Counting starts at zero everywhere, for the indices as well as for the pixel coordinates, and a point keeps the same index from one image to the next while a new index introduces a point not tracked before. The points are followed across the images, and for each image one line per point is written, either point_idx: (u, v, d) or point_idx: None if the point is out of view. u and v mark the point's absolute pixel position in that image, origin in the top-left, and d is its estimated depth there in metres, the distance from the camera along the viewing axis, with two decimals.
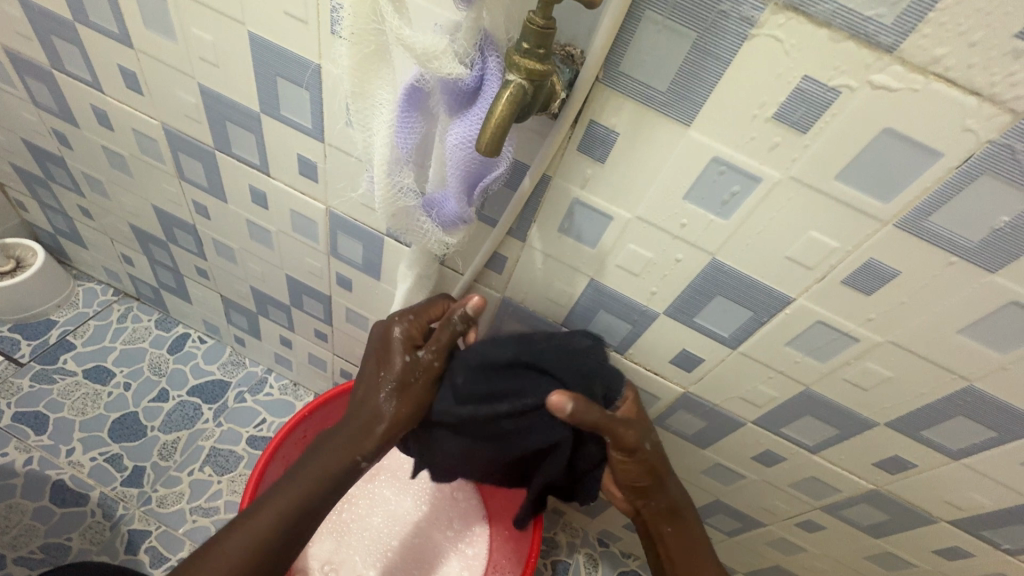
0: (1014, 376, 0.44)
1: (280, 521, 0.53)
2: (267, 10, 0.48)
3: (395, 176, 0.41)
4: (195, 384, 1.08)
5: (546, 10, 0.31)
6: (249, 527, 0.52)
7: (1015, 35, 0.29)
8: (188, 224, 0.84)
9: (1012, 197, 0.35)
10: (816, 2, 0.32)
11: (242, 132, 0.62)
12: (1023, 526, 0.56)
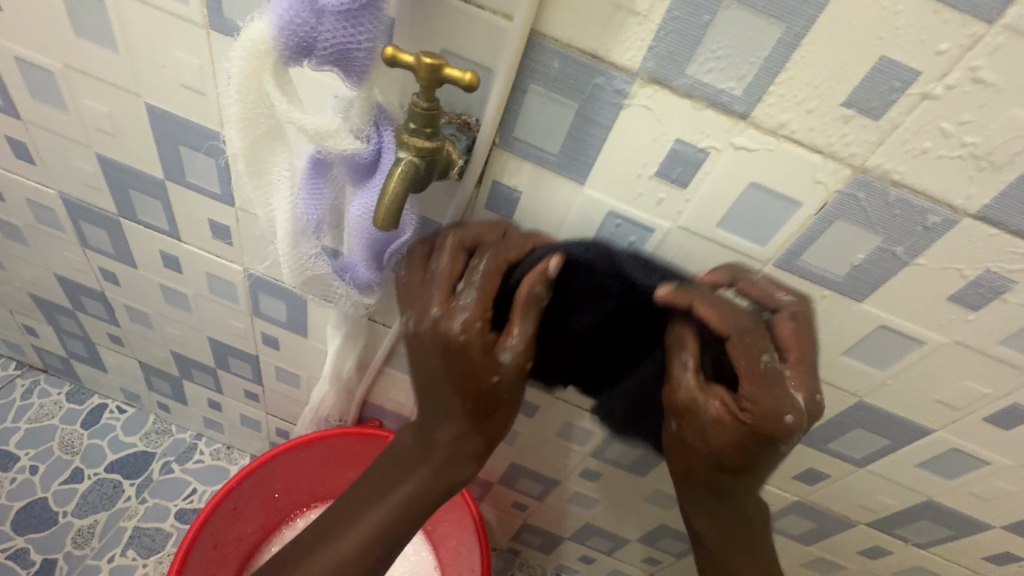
0: (895, 390, 0.49)
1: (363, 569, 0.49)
2: (163, 82, 0.47)
3: (301, 247, 0.42)
4: (114, 459, 1.00)
5: (429, 94, 0.32)
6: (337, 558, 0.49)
7: (842, 104, 0.33)
8: (97, 291, 0.79)
9: (866, 238, 0.39)
10: (677, 77, 0.35)
11: (147, 198, 0.60)
12: (927, 521, 0.61)
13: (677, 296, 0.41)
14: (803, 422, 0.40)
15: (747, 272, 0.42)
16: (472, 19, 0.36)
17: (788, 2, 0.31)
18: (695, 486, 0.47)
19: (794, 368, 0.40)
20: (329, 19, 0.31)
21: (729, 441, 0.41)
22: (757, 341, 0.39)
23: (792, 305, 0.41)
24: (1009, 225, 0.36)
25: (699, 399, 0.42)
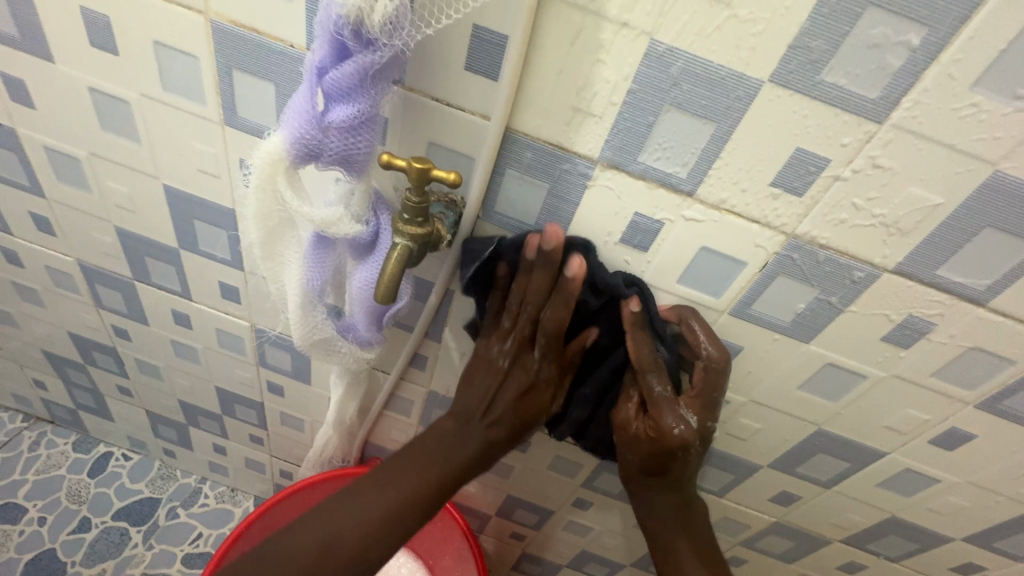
0: (848, 418, 0.54)
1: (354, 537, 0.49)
2: (180, 167, 0.53)
3: (309, 316, 0.47)
4: (121, 507, 1.02)
5: (420, 191, 0.38)
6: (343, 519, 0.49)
7: (770, 183, 0.39)
8: (107, 346, 0.83)
9: (804, 290, 0.45)
10: (631, 163, 0.41)
11: (161, 264, 0.65)
12: (893, 536, 0.66)
13: (629, 320, 0.46)
14: (693, 436, 0.50)
15: (690, 317, 0.47)
16: (454, 119, 0.42)
17: (717, 107, 0.37)
18: (632, 471, 0.55)
19: (694, 397, 0.49)
20: (335, 132, 0.36)
21: (647, 444, 0.51)
22: (659, 375, 0.48)
23: (710, 352, 0.47)
24: (923, 278, 0.42)
25: (626, 416, 0.52)
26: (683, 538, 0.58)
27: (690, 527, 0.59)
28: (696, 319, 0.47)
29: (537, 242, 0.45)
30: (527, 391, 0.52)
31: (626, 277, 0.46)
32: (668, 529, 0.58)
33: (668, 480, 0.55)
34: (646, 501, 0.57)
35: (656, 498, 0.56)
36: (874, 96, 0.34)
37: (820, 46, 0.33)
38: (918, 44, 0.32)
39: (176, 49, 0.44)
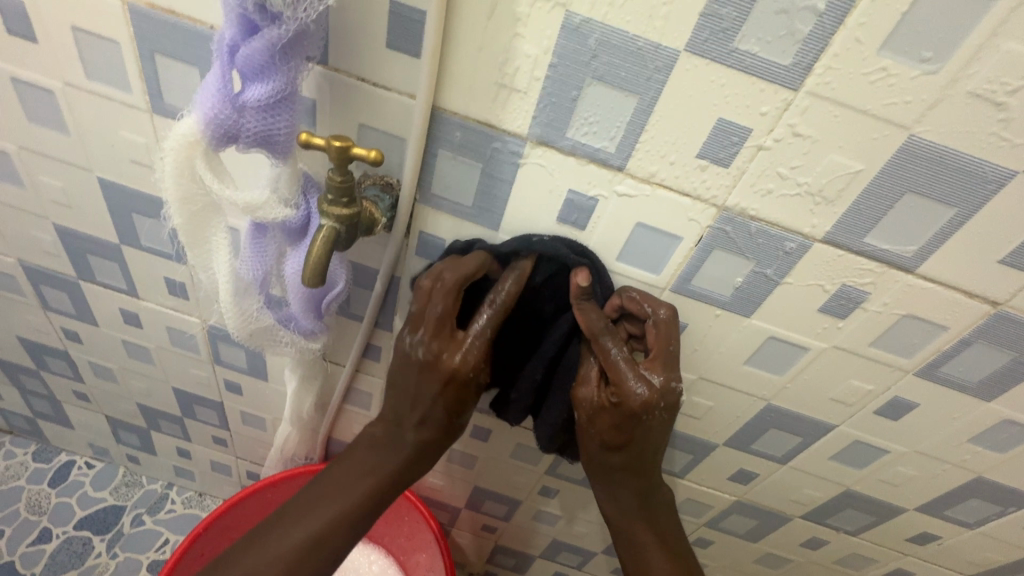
0: (795, 392, 0.54)
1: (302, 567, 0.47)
2: (113, 159, 0.52)
3: (243, 305, 0.46)
4: (84, 516, 1.00)
5: (342, 170, 0.38)
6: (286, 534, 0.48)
7: (696, 155, 0.40)
8: (60, 350, 0.81)
9: (740, 263, 0.45)
10: (559, 139, 0.41)
11: (105, 262, 0.63)
12: (851, 509, 0.66)
13: (577, 290, 0.46)
14: (657, 397, 0.46)
15: (627, 290, 0.47)
16: (381, 99, 0.41)
17: (638, 79, 0.37)
18: (594, 453, 0.52)
19: (653, 360, 0.47)
20: (251, 112, 0.36)
21: (610, 414, 0.48)
22: (612, 338, 0.46)
23: (657, 314, 0.46)
24: (852, 246, 0.42)
25: (585, 391, 0.49)
26: (643, 527, 0.56)
27: (650, 516, 0.57)
28: (630, 289, 0.47)
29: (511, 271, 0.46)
30: (446, 386, 0.47)
31: (577, 247, 0.46)
32: (630, 519, 0.56)
33: (633, 462, 0.52)
34: (609, 487, 0.54)
35: (619, 482, 0.54)
36: (787, 63, 0.34)
37: (730, 13, 0.33)
38: (825, 9, 0.32)
39: (95, 34, 0.43)
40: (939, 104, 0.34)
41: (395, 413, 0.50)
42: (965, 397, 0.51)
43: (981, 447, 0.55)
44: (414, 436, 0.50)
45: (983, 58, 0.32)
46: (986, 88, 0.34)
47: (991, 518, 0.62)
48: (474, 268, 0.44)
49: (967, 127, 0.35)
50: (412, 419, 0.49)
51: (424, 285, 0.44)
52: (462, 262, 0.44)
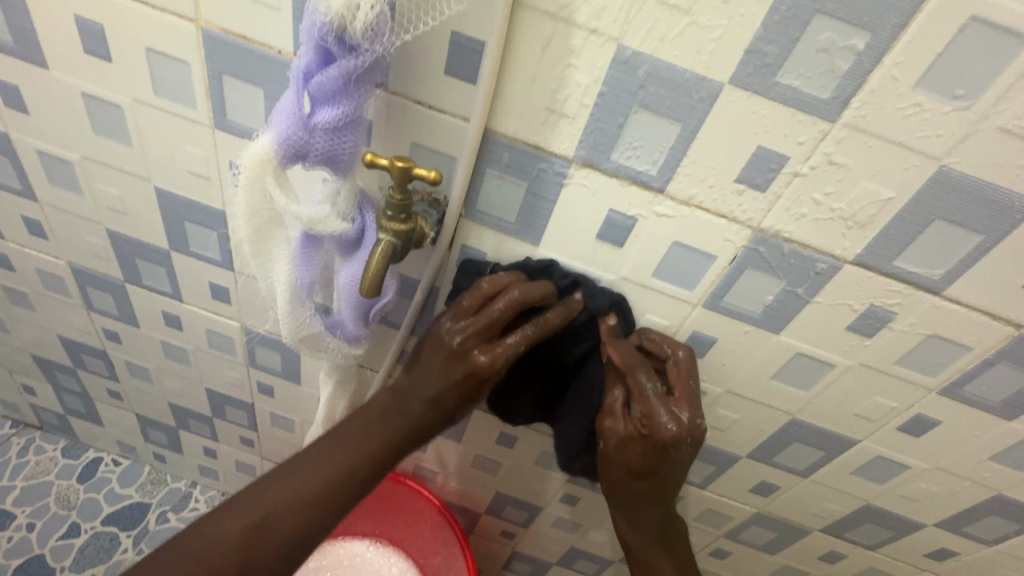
0: (820, 407, 0.56)
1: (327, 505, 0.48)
2: (172, 170, 0.55)
3: (297, 312, 0.48)
4: (111, 512, 1.03)
5: (402, 189, 0.41)
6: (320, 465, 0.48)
7: (735, 180, 0.42)
8: (99, 350, 0.84)
9: (772, 281, 0.47)
10: (603, 162, 0.43)
11: (153, 266, 0.66)
12: (870, 524, 0.68)
13: (607, 330, 0.50)
14: (685, 432, 0.48)
15: (647, 331, 0.52)
16: (436, 121, 0.44)
17: (682, 108, 0.39)
18: (618, 480, 0.53)
19: (679, 397, 0.49)
20: (320, 134, 0.38)
21: (640, 445, 0.50)
22: (646, 373, 0.49)
23: (676, 354, 0.50)
24: (881, 268, 0.44)
25: (613, 422, 0.51)
26: (660, 552, 0.59)
27: (667, 542, 0.59)
28: (648, 330, 0.52)
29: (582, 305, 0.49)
30: (468, 379, 0.47)
31: (611, 297, 0.50)
32: (649, 544, 0.58)
33: (656, 491, 0.53)
34: (628, 511, 0.56)
35: (635, 511, 0.56)
36: (826, 96, 0.37)
37: (774, 51, 0.36)
38: (863, 48, 0.35)
39: (168, 55, 0.46)
40: (969, 137, 0.36)
41: (410, 385, 0.50)
42: (987, 416, 0.52)
43: (1001, 465, 0.56)
44: (421, 410, 0.49)
45: (1012, 96, 0.35)
46: (1014, 124, 0.36)
47: (1010, 536, 0.63)
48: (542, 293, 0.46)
49: (994, 160, 0.37)
50: (424, 395, 0.49)
51: (484, 290, 0.46)
52: (529, 286, 0.46)
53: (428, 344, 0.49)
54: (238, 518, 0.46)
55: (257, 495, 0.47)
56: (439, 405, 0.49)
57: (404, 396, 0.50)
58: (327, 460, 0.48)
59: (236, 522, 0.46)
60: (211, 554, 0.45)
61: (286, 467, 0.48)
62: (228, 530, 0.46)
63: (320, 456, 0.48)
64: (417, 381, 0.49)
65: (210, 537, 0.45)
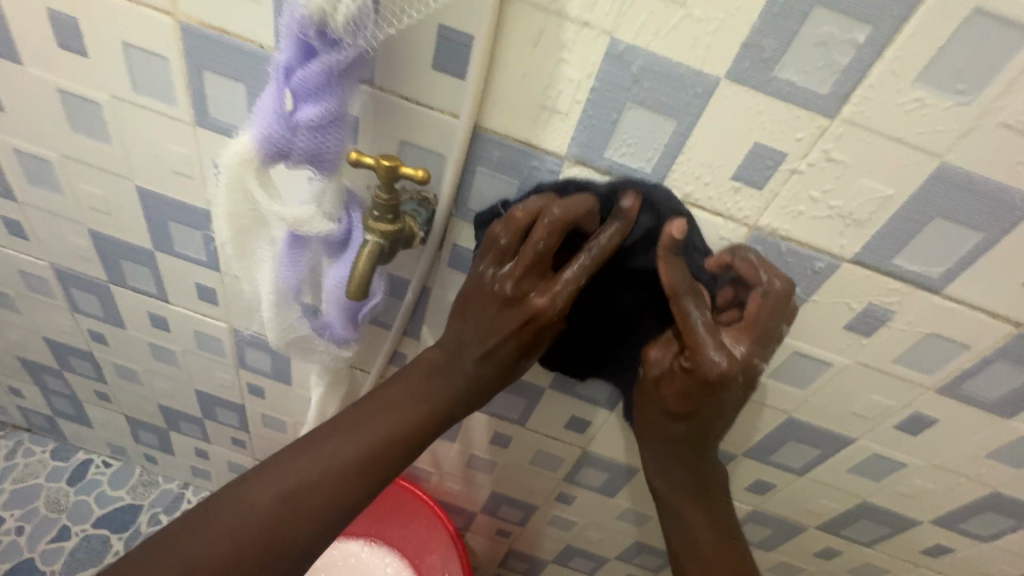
0: (816, 406, 0.55)
1: (372, 469, 0.46)
2: (153, 168, 0.53)
3: (283, 315, 0.47)
4: (102, 514, 1.01)
5: (389, 188, 0.39)
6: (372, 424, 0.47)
7: (731, 177, 0.41)
8: (85, 351, 0.83)
9: None
10: (596, 159, 0.42)
11: (137, 267, 0.65)
12: (866, 520, 0.67)
13: (668, 242, 0.42)
14: (736, 370, 0.42)
15: (742, 250, 0.43)
16: (424, 117, 0.42)
17: (677, 103, 0.38)
18: (656, 419, 0.50)
19: (741, 331, 0.43)
20: (303, 131, 0.37)
21: (687, 386, 0.45)
22: (697, 300, 0.43)
23: (770, 284, 0.42)
24: (880, 267, 0.43)
25: (657, 354, 0.49)
26: (699, 508, 0.56)
27: (704, 498, 0.56)
28: (747, 250, 0.43)
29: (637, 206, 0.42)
30: (524, 326, 0.45)
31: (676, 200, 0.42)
32: (679, 494, 0.55)
33: (696, 436, 0.50)
34: (660, 456, 0.53)
35: (670, 460, 0.53)
36: (825, 92, 0.36)
37: (771, 44, 0.35)
38: (863, 42, 0.34)
39: (145, 50, 0.44)
40: (970, 133, 0.36)
41: (459, 339, 0.48)
42: (984, 413, 0.52)
43: (997, 462, 0.56)
44: (475, 368, 0.48)
45: (1016, 90, 0.34)
46: (1017, 120, 0.35)
47: (1005, 532, 0.62)
48: (581, 211, 0.41)
49: (996, 156, 0.36)
50: (484, 343, 0.46)
51: (520, 219, 0.42)
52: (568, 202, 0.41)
53: (473, 293, 0.46)
54: (261, 494, 0.43)
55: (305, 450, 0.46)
56: (499, 356, 0.47)
57: (455, 361, 0.48)
58: (379, 421, 0.47)
59: (258, 500, 0.43)
60: (227, 536, 0.42)
61: (318, 438, 0.46)
62: (255, 503, 0.43)
63: (346, 434, 0.46)
64: (463, 340, 0.47)
65: (227, 517, 0.43)
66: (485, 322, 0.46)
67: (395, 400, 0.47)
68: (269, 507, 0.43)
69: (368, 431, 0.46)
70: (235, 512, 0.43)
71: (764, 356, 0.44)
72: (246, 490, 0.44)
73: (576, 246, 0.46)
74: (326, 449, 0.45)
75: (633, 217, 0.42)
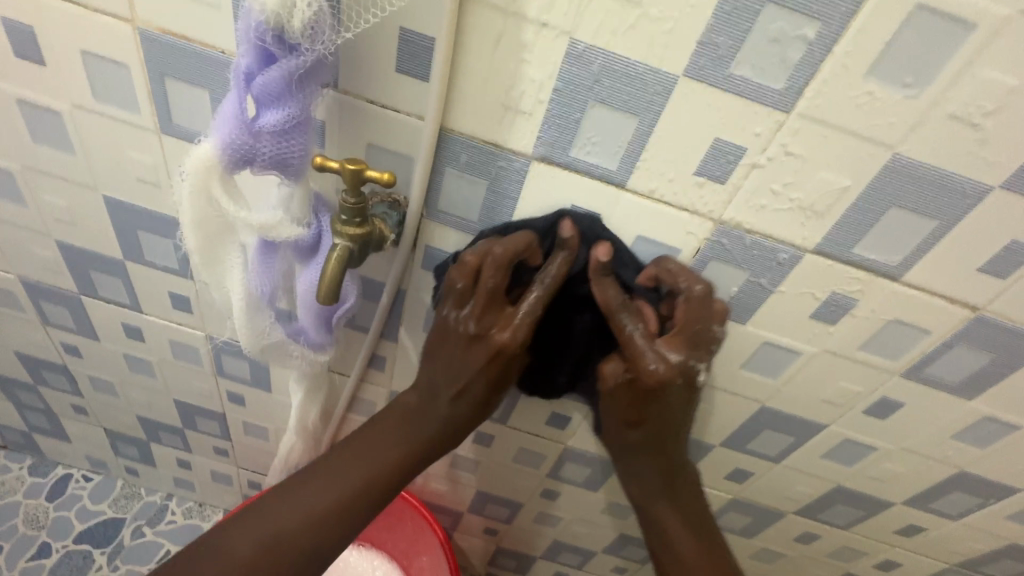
0: (789, 394, 0.57)
1: (378, 492, 0.48)
2: (120, 177, 0.52)
3: (256, 322, 0.47)
4: (83, 530, 1.00)
5: (356, 192, 0.40)
6: (379, 443, 0.49)
7: (694, 173, 0.41)
8: (58, 364, 0.81)
9: (735, 273, 0.47)
10: (562, 157, 0.42)
11: (108, 277, 0.64)
12: (841, 504, 0.69)
13: (596, 265, 0.45)
14: (674, 373, 0.45)
15: (664, 261, 0.45)
16: (391, 121, 0.43)
17: (638, 102, 0.39)
18: (612, 427, 0.53)
19: (675, 336, 0.45)
20: (266, 137, 0.36)
21: (633, 398, 0.48)
22: (628, 316, 0.46)
23: (691, 290, 0.44)
24: (841, 257, 0.44)
25: (613, 366, 0.47)
26: (666, 506, 0.57)
27: (673, 497, 0.57)
28: (670, 260, 0.45)
29: (571, 225, 0.44)
30: (497, 361, 0.46)
31: (591, 229, 0.45)
32: (651, 498, 0.57)
33: (653, 438, 0.52)
34: (626, 461, 0.55)
35: (635, 465, 0.55)
36: (779, 87, 0.37)
37: (725, 42, 0.35)
38: (814, 38, 0.34)
39: (106, 58, 0.44)
40: (920, 125, 0.37)
41: (434, 380, 0.49)
42: (948, 396, 0.53)
43: (963, 443, 0.57)
44: (450, 409, 0.50)
45: (961, 82, 0.35)
46: (963, 111, 0.36)
47: (974, 510, 0.64)
48: (523, 246, 0.43)
49: (945, 147, 0.38)
50: (454, 382, 0.48)
51: (470, 261, 0.43)
52: (506, 239, 0.43)
53: (440, 336, 0.48)
54: (258, 535, 0.45)
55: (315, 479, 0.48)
56: (468, 392, 0.48)
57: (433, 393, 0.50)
58: (387, 447, 0.49)
59: (254, 541, 0.45)
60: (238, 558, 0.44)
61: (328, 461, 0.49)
62: (262, 529, 0.46)
63: (326, 480, 0.47)
64: (441, 381, 0.49)
65: (238, 547, 0.45)
66: (446, 360, 0.48)
67: (393, 428, 0.50)
68: (250, 556, 0.45)
69: (370, 456, 0.49)
70: (241, 544, 0.45)
71: (699, 359, 0.46)
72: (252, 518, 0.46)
73: (522, 282, 0.48)
74: (306, 497, 0.47)
75: (571, 242, 0.44)
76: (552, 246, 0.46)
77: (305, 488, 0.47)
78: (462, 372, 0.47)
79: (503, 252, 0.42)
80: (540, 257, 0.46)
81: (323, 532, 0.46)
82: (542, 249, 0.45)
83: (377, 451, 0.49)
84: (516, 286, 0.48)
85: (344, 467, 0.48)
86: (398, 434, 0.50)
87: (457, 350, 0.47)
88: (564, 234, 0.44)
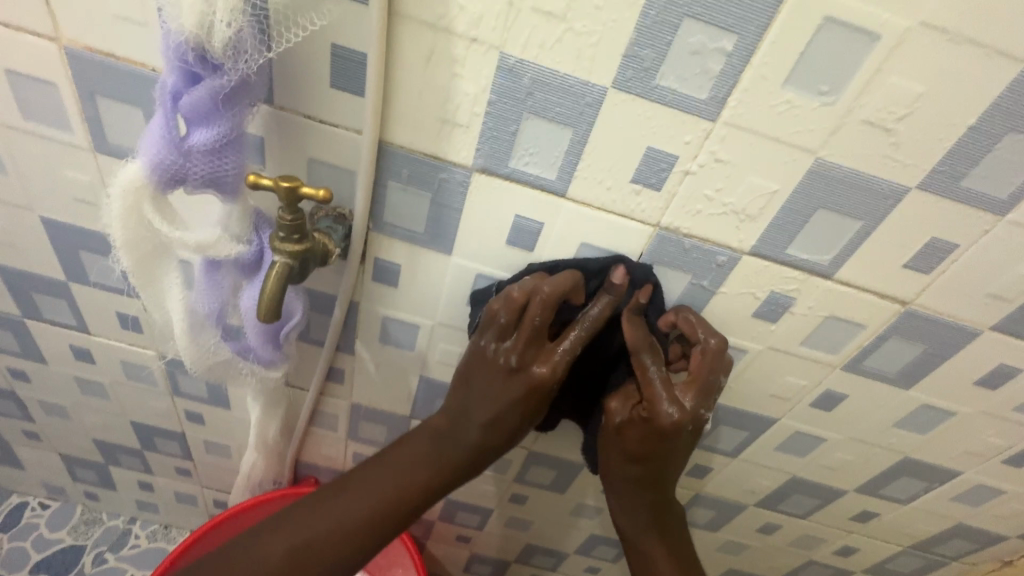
0: (739, 391, 0.58)
1: (381, 528, 0.46)
2: (56, 197, 0.51)
3: (200, 341, 0.46)
4: (40, 559, 0.96)
5: (292, 208, 0.40)
6: (391, 468, 0.47)
7: (631, 180, 0.42)
8: (6, 390, 0.78)
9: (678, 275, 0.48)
10: (502, 167, 0.43)
11: (52, 299, 0.62)
12: (797, 495, 0.71)
13: (633, 305, 0.47)
14: (688, 421, 0.46)
15: (685, 311, 0.48)
16: (330, 136, 0.42)
17: (571, 113, 0.39)
18: (614, 464, 0.52)
19: (690, 384, 0.46)
20: (197, 155, 0.36)
21: (644, 437, 0.48)
22: (652, 356, 0.47)
23: (709, 341, 0.46)
24: (776, 257, 0.46)
25: (619, 407, 0.50)
26: (654, 538, 0.56)
27: (666, 536, 0.56)
28: (689, 310, 0.48)
29: (623, 271, 0.46)
30: (526, 395, 0.46)
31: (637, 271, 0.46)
32: (640, 534, 0.55)
33: (653, 479, 0.51)
34: (624, 499, 0.54)
35: (634, 504, 0.54)
36: (704, 97, 0.38)
37: (649, 54, 0.36)
38: (732, 49, 0.36)
39: (31, 76, 0.43)
40: (838, 131, 0.38)
41: (461, 408, 0.48)
42: (888, 386, 0.55)
43: (905, 430, 0.60)
44: (477, 437, 0.47)
45: (871, 90, 0.36)
46: (876, 117, 0.38)
47: (920, 494, 0.67)
48: (569, 284, 0.44)
49: (862, 151, 0.39)
50: (474, 420, 0.47)
51: (515, 294, 0.44)
52: (552, 277, 0.44)
53: (470, 365, 0.48)
54: (269, 551, 0.44)
55: (326, 501, 0.46)
56: (495, 428, 0.47)
57: (449, 429, 0.48)
58: (395, 477, 0.47)
59: (266, 557, 0.44)
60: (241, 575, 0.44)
61: (329, 493, 0.47)
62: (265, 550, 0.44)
63: (355, 493, 0.46)
64: (467, 408, 0.47)
65: (243, 565, 0.44)
66: (471, 398, 0.47)
67: (402, 462, 0.48)
68: (276, 563, 0.44)
69: (379, 483, 0.47)
70: (245, 561, 0.44)
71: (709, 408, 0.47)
72: (261, 539, 0.45)
73: (562, 320, 0.49)
74: (331, 510, 0.46)
75: (618, 284, 0.46)
76: (597, 287, 0.47)
77: (312, 514, 0.46)
78: (484, 410, 0.46)
79: (546, 290, 0.43)
80: (583, 297, 0.46)
81: (325, 560, 0.45)
82: (588, 287, 0.47)
83: (390, 479, 0.47)
84: (556, 323, 0.49)
85: (357, 494, 0.46)
86: (407, 469, 0.47)
87: (485, 387, 0.46)
88: (614, 277, 0.46)
